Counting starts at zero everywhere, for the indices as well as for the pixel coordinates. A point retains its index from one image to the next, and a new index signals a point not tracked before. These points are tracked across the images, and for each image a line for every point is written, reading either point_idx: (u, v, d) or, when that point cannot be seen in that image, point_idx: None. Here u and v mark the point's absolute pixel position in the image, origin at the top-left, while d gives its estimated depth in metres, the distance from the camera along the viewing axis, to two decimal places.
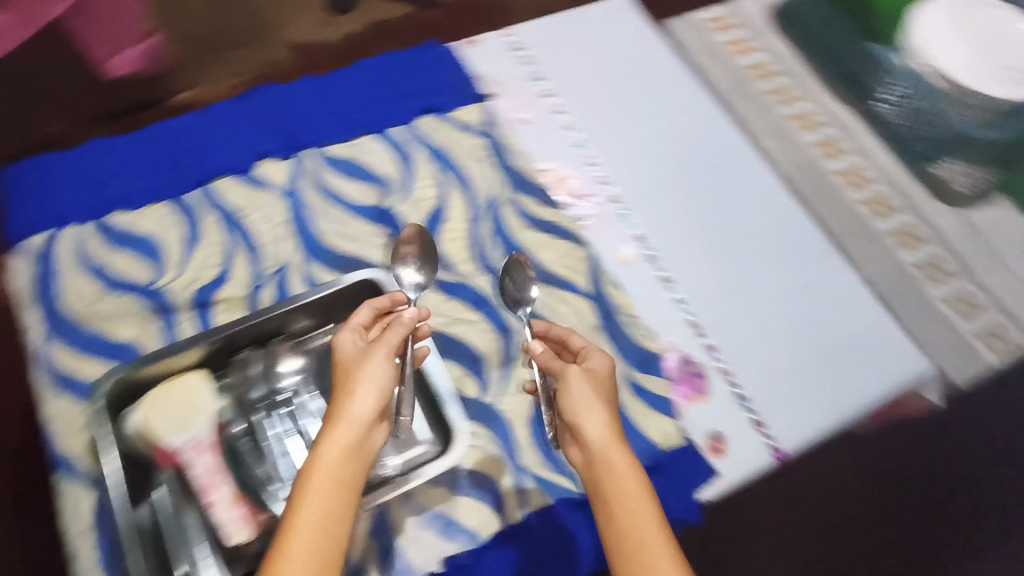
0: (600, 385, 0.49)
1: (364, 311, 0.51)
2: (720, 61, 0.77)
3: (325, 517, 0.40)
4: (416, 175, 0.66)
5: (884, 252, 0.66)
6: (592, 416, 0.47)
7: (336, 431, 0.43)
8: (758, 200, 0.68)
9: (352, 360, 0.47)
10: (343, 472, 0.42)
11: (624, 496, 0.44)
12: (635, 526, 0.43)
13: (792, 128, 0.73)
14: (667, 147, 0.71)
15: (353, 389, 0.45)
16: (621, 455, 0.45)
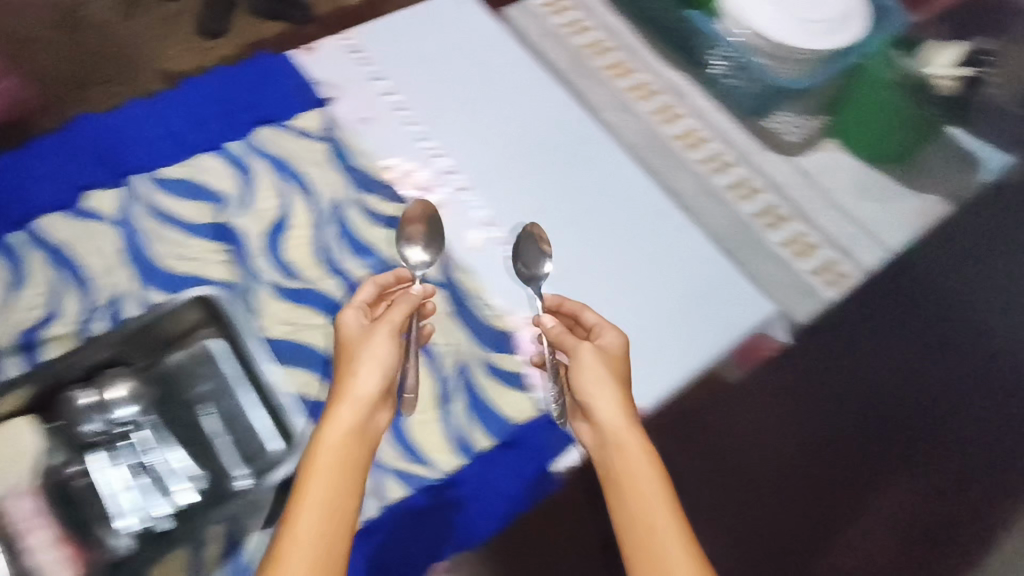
0: (614, 363, 0.53)
1: (370, 287, 0.57)
2: (557, 42, 0.80)
3: (329, 492, 0.44)
4: (256, 187, 0.65)
5: (725, 206, 0.69)
6: (603, 394, 0.51)
7: (340, 411, 0.48)
8: (603, 170, 0.70)
9: (359, 339, 0.52)
10: (349, 449, 0.46)
11: (632, 467, 0.48)
12: (639, 494, 0.47)
13: (630, 99, 0.76)
14: (511, 131, 0.72)
15: (359, 369, 0.50)
16: (632, 431, 0.50)
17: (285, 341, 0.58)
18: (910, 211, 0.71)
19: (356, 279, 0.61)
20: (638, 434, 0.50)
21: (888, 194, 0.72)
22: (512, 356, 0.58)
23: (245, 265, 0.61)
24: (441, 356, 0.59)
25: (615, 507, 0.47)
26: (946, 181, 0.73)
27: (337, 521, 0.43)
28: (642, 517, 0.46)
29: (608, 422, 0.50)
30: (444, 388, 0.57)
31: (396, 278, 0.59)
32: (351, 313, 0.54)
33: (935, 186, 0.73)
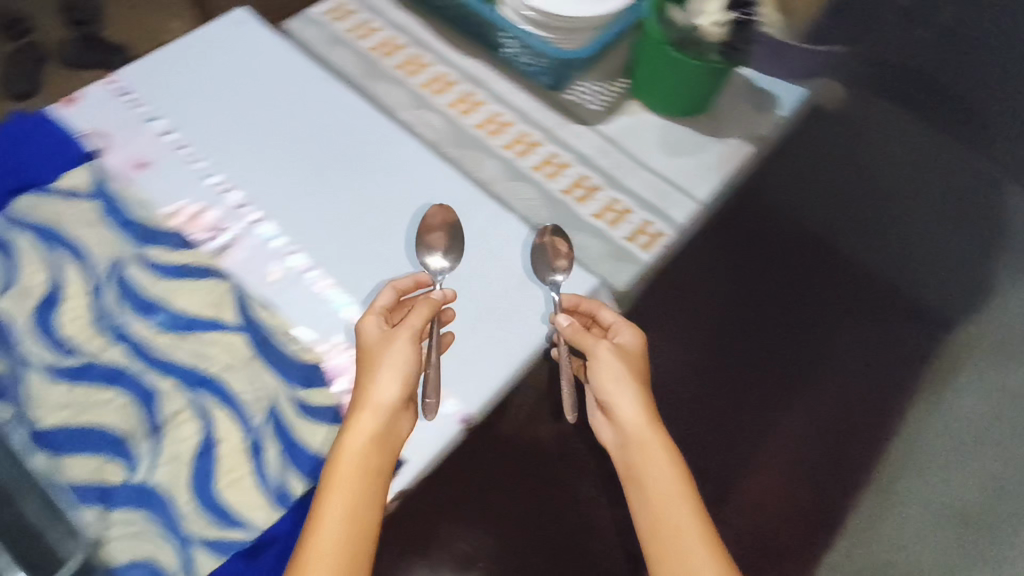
0: (630, 360, 0.58)
1: (387, 292, 0.57)
2: (345, 48, 0.76)
3: (350, 506, 0.48)
4: (18, 264, 0.57)
5: (536, 185, 0.68)
6: (622, 394, 0.57)
7: (361, 419, 0.50)
8: (407, 172, 0.68)
9: (377, 346, 0.54)
10: (369, 456, 0.49)
11: (649, 460, 0.55)
12: (654, 484, 0.54)
13: (427, 94, 0.73)
14: (305, 150, 0.69)
15: (378, 378, 0.52)
16: (647, 423, 0.57)
17: (65, 427, 0.51)
18: (716, 159, 0.73)
19: (144, 340, 0.55)
20: (656, 430, 0.56)
21: (692, 145, 0.73)
22: (323, 389, 0.54)
23: (10, 351, 0.53)
24: (245, 405, 0.53)
25: (634, 495, 0.56)
26: (742, 125, 0.76)
27: (358, 528, 0.48)
28: (654, 503, 0.54)
29: (626, 419, 0.56)
30: (252, 438, 0.52)
31: (414, 281, 0.59)
32: (371, 320, 0.55)
33: (733, 132, 0.75)
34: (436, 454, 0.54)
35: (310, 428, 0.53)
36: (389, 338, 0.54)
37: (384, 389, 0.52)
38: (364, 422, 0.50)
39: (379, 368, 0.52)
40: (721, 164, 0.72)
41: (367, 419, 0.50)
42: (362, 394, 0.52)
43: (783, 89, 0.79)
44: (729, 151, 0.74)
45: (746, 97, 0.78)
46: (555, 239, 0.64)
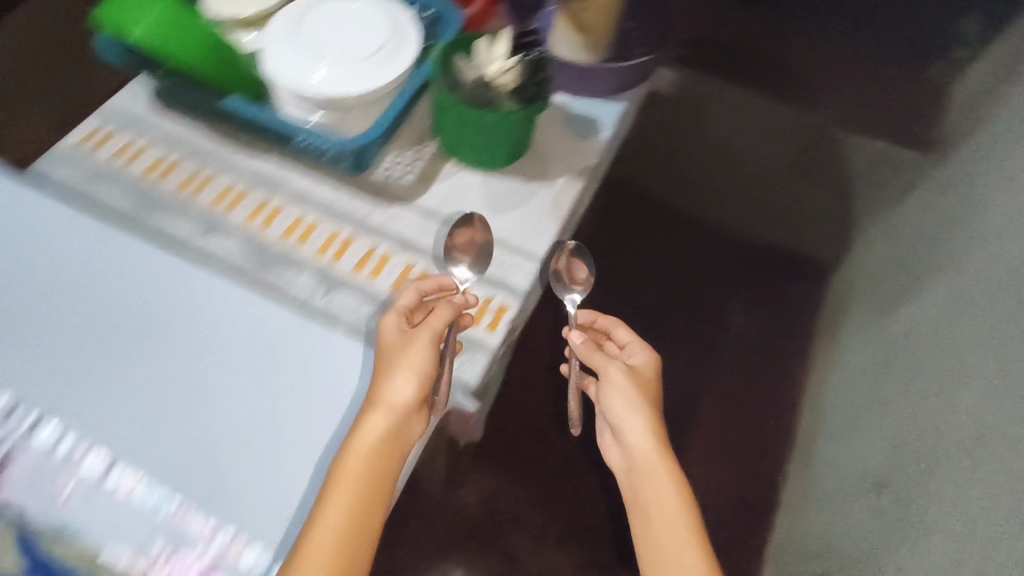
0: (641, 384, 0.59)
1: (410, 294, 0.58)
2: (110, 178, 0.65)
3: (353, 500, 0.48)
4: None
5: (359, 290, 0.61)
6: (632, 416, 0.57)
7: (372, 418, 0.51)
8: (212, 312, 0.58)
9: (393, 347, 0.55)
10: (377, 453, 0.50)
11: (660, 492, 0.55)
12: (658, 512, 0.54)
13: (219, 214, 0.64)
14: (80, 315, 0.57)
15: (394, 377, 0.53)
16: (656, 449, 0.56)
17: None
18: (547, 205, 0.68)
19: None
20: (668, 462, 0.56)
21: (521, 197, 0.68)
22: None
23: None
24: None
25: (637, 516, 0.55)
26: (569, 159, 0.72)
27: (356, 520, 0.48)
28: (659, 530, 0.53)
29: (634, 443, 0.56)
30: None
31: (437, 284, 0.60)
32: (393, 317, 0.56)
33: (560, 169, 0.71)
34: None
35: None
36: (408, 338, 0.55)
37: (399, 390, 0.52)
38: (376, 420, 0.51)
39: (396, 366, 0.53)
40: (554, 210, 0.67)
41: (378, 418, 0.51)
42: (379, 393, 0.52)
43: (599, 112, 0.76)
44: (561, 191, 0.69)
45: (565, 128, 0.74)
46: (572, 260, 0.66)
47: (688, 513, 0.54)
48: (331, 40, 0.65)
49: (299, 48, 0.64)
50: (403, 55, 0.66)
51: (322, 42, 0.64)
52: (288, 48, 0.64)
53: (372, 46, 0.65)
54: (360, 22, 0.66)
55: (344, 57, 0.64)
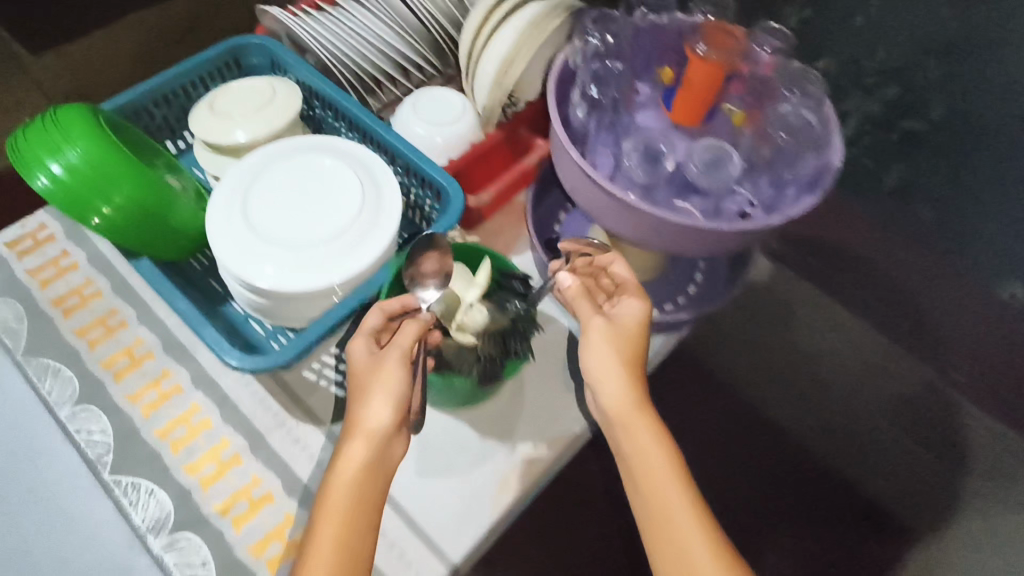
0: (621, 333, 0.46)
1: (373, 314, 0.47)
2: (16, 294, 0.56)
3: (343, 533, 0.41)
4: None
5: (213, 540, 0.48)
6: (611, 377, 0.45)
7: (350, 447, 0.43)
8: (47, 510, 0.49)
9: (364, 373, 0.45)
10: (362, 486, 0.42)
11: (644, 449, 0.43)
12: (647, 472, 0.43)
13: (106, 376, 0.53)
14: None
15: (368, 402, 0.44)
16: (634, 401, 0.45)
17: None
18: (492, 481, 0.52)
19: None
20: (646, 413, 0.45)
21: (462, 457, 0.53)
22: None
23: None
24: None
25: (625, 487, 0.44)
26: (547, 417, 0.55)
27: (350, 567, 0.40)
28: (652, 484, 0.42)
29: (611, 405, 0.45)
30: None
31: (401, 304, 0.48)
32: (360, 342, 0.47)
33: (531, 431, 0.55)
34: None
35: None
36: (378, 361, 0.45)
37: (376, 415, 0.44)
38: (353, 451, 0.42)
39: (369, 392, 0.44)
40: (500, 486, 0.52)
41: (358, 448, 0.43)
42: (353, 419, 0.44)
43: None
44: (519, 463, 0.53)
45: (560, 369, 0.58)
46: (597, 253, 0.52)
47: (674, 464, 0.43)
48: (289, 207, 0.53)
49: (247, 206, 0.52)
50: (363, 250, 0.51)
51: (278, 207, 0.52)
52: (235, 202, 0.52)
53: (331, 228, 0.52)
54: (334, 194, 0.54)
55: (291, 234, 0.51)
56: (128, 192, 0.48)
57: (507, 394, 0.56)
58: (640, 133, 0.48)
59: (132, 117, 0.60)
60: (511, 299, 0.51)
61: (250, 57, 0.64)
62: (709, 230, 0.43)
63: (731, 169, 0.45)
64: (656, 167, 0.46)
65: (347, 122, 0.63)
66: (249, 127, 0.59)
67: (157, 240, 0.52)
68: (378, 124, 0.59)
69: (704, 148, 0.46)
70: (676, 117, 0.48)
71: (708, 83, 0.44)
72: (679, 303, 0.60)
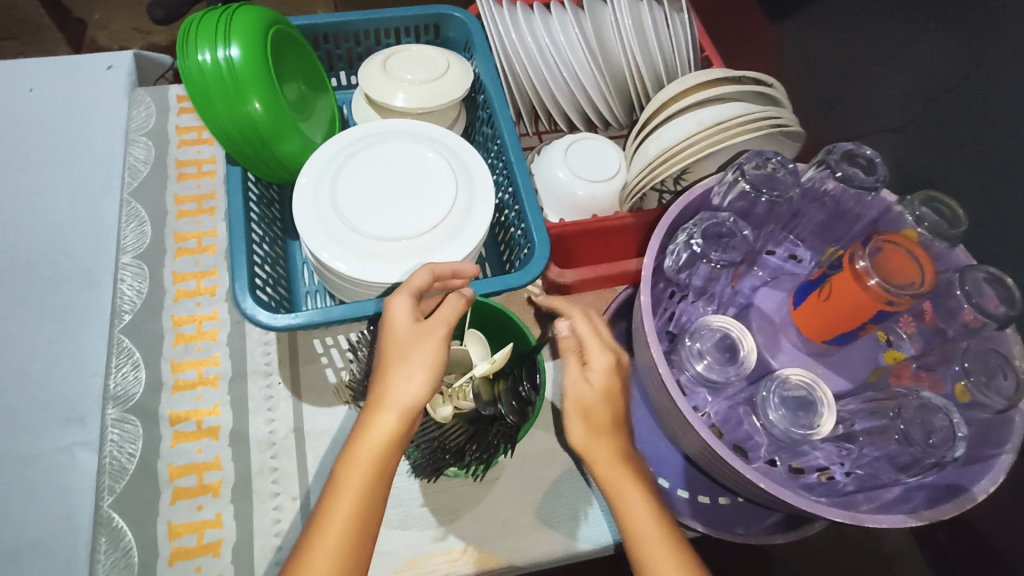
0: (593, 403, 0.39)
1: (423, 273, 0.42)
2: (157, 142, 0.63)
3: (361, 513, 0.36)
4: None
5: (151, 438, 0.49)
6: (596, 434, 0.39)
7: (382, 419, 0.37)
8: (64, 329, 0.54)
9: (405, 337, 0.39)
10: (384, 461, 0.37)
11: (631, 508, 0.37)
12: (635, 535, 0.37)
13: (170, 248, 0.58)
14: (11, 243, 0.57)
15: (405, 370, 0.38)
16: (609, 453, 0.38)
17: None
18: (401, 560, 0.47)
19: None
20: (627, 465, 0.38)
21: (397, 512, 0.48)
22: None
23: None
24: None
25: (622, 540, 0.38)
26: (498, 533, 0.48)
27: (357, 548, 0.35)
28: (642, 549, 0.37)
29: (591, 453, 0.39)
30: None
31: (451, 270, 0.44)
32: (403, 300, 0.40)
33: (475, 530, 0.48)
34: None
35: None
36: (422, 329, 0.39)
37: (411, 387, 0.38)
38: (385, 423, 0.37)
39: (405, 359, 0.39)
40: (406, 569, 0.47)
41: (389, 421, 0.37)
42: (383, 386, 0.38)
43: (610, 512, 0.50)
44: (440, 557, 0.47)
45: (543, 492, 0.50)
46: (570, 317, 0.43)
47: (660, 522, 0.37)
48: (378, 189, 0.51)
49: (345, 166, 0.52)
50: (419, 262, 0.48)
51: (368, 184, 0.51)
52: (340, 155, 0.52)
53: (403, 225, 0.49)
54: (427, 196, 0.51)
55: (363, 214, 0.50)
56: (260, 105, 0.49)
57: (476, 482, 0.50)
58: (718, 327, 0.39)
59: (321, 39, 0.63)
60: (506, 398, 0.44)
61: (450, 30, 0.64)
62: (738, 472, 0.34)
63: (816, 423, 0.36)
64: (729, 364, 0.38)
65: (493, 131, 0.60)
66: (410, 94, 0.57)
67: (262, 145, 0.51)
68: (514, 147, 0.55)
69: (794, 379, 0.37)
70: (799, 324, 0.41)
71: (851, 310, 0.36)
72: (716, 504, 0.48)
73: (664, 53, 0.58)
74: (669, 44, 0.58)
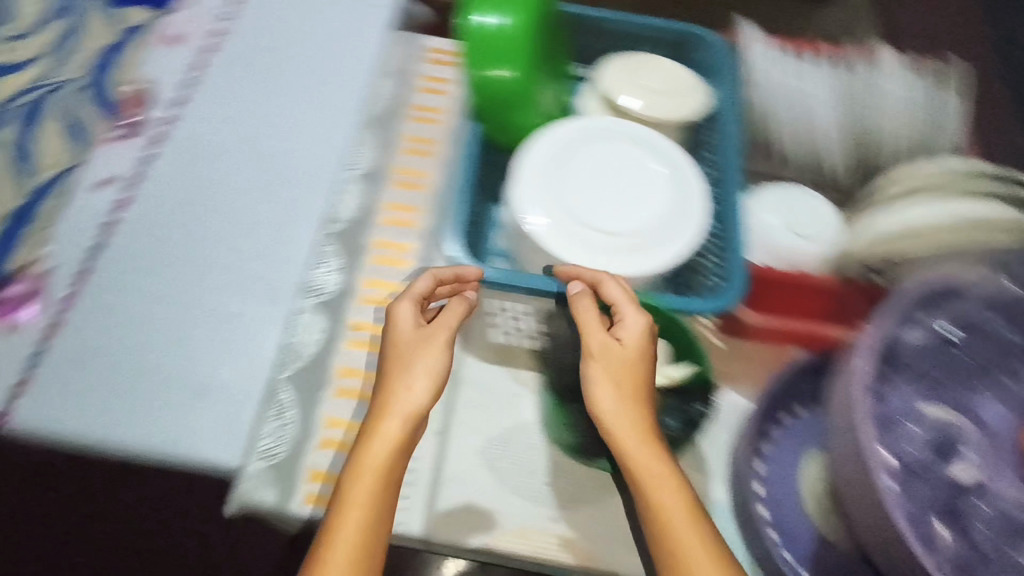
0: (620, 358, 0.46)
1: (425, 280, 0.50)
2: (400, 84, 0.70)
3: (372, 509, 0.43)
4: (65, 47, 0.69)
5: (334, 334, 0.56)
6: (616, 403, 0.45)
7: (388, 426, 0.45)
8: (282, 215, 0.61)
9: (409, 342, 0.48)
10: (389, 467, 0.44)
11: (652, 487, 0.43)
12: (659, 517, 0.42)
13: (389, 180, 0.64)
14: (263, 131, 0.66)
15: (409, 376, 0.47)
16: (635, 427, 0.44)
17: None
18: (513, 527, 0.48)
19: None
20: (652, 446, 0.44)
21: (519, 479, 0.50)
22: None
23: None
24: None
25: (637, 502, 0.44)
26: (608, 538, 0.49)
27: (372, 532, 0.42)
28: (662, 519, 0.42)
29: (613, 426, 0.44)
30: None
31: (455, 274, 0.51)
32: (406, 307, 0.50)
33: (588, 527, 0.49)
34: None
35: None
36: (423, 336, 0.48)
37: (412, 397, 0.46)
38: (392, 431, 0.45)
39: (410, 365, 0.47)
40: (510, 537, 0.48)
41: (393, 429, 0.45)
42: (385, 402, 0.46)
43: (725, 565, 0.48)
44: (549, 539, 0.48)
45: None
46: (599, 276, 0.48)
47: (686, 505, 0.42)
48: (594, 182, 0.53)
49: (572, 152, 0.54)
50: (617, 261, 0.50)
51: (588, 175, 0.53)
52: (569, 140, 0.54)
53: (609, 220, 0.51)
54: (638, 199, 0.53)
55: (576, 202, 0.52)
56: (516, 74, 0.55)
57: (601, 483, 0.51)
58: (937, 419, 0.41)
59: (574, 26, 0.64)
60: (676, 416, 0.48)
61: (696, 52, 0.65)
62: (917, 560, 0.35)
63: None
64: (942, 460, 0.40)
65: (711, 161, 0.61)
66: (646, 103, 0.59)
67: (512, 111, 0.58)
68: (730, 185, 0.57)
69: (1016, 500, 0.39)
70: None
71: None
72: None
73: (911, 131, 0.57)
74: (918, 124, 0.57)
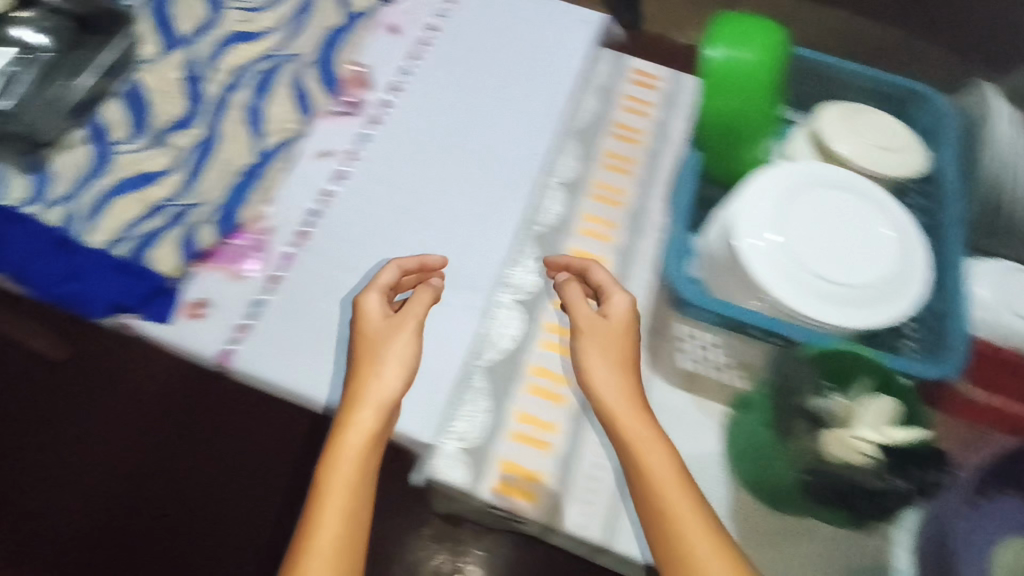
0: (604, 328, 0.53)
1: (390, 272, 0.55)
2: (603, 99, 0.72)
3: (353, 489, 0.45)
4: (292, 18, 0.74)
5: (530, 332, 0.58)
6: (609, 378, 0.50)
7: (362, 415, 0.47)
8: (488, 210, 0.64)
9: (378, 330, 0.51)
10: (364, 455, 0.46)
11: (648, 455, 0.46)
12: (660, 483, 0.45)
13: (587, 191, 0.66)
14: (472, 128, 0.69)
15: (380, 369, 0.49)
16: (622, 392, 0.50)
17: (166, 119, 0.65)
18: None
19: (227, 117, 0.67)
20: (645, 416, 0.48)
21: None
22: (214, 230, 0.61)
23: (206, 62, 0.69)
24: (193, 190, 0.62)
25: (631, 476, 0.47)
26: None
27: (355, 506, 0.44)
28: (655, 488, 0.45)
29: (609, 401, 0.49)
30: (166, 205, 0.61)
31: (419, 263, 0.57)
32: (372, 300, 0.53)
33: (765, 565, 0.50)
34: (183, 346, 0.56)
35: (170, 238, 0.60)
36: (391, 325, 0.52)
37: (385, 384, 0.49)
38: (365, 418, 0.47)
39: (379, 355, 0.50)
40: None
41: (368, 416, 0.47)
42: (357, 394, 0.49)
43: None
44: None
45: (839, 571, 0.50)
46: (589, 265, 0.57)
47: (682, 481, 0.45)
48: (818, 228, 0.53)
49: (800, 194, 0.54)
50: (841, 312, 0.50)
51: (813, 219, 0.53)
52: (795, 183, 0.54)
53: (834, 269, 0.51)
54: (867, 257, 0.52)
55: (801, 245, 0.51)
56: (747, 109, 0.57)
57: (781, 527, 0.51)
58: None
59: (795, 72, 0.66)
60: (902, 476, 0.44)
61: (914, 112, 0.65)
62: None
63: None
64: None
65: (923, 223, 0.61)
66: (867, 153, 0.59)
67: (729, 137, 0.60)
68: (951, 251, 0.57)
69: None
70: None
71: None
72: None
73: None
74: None
